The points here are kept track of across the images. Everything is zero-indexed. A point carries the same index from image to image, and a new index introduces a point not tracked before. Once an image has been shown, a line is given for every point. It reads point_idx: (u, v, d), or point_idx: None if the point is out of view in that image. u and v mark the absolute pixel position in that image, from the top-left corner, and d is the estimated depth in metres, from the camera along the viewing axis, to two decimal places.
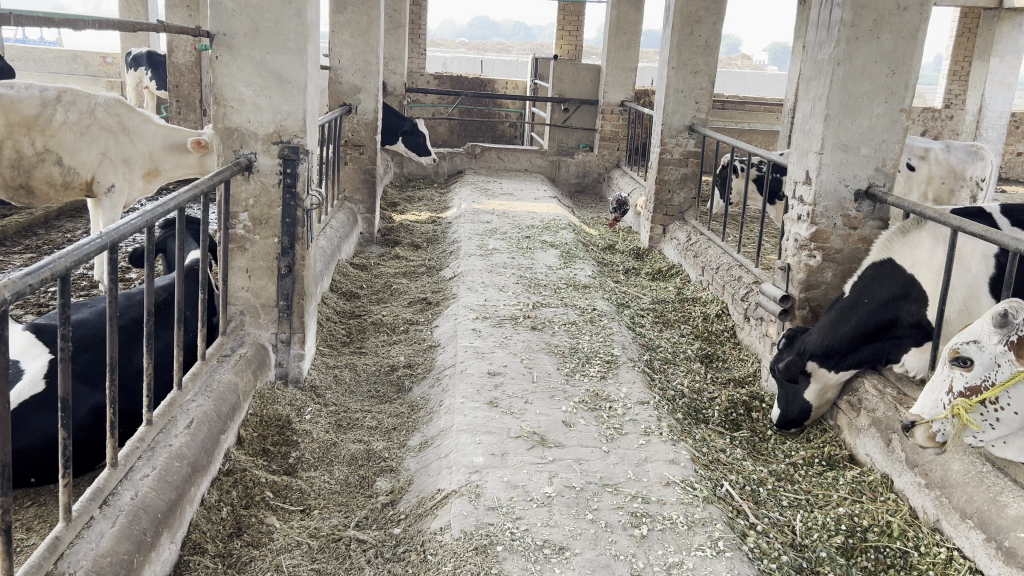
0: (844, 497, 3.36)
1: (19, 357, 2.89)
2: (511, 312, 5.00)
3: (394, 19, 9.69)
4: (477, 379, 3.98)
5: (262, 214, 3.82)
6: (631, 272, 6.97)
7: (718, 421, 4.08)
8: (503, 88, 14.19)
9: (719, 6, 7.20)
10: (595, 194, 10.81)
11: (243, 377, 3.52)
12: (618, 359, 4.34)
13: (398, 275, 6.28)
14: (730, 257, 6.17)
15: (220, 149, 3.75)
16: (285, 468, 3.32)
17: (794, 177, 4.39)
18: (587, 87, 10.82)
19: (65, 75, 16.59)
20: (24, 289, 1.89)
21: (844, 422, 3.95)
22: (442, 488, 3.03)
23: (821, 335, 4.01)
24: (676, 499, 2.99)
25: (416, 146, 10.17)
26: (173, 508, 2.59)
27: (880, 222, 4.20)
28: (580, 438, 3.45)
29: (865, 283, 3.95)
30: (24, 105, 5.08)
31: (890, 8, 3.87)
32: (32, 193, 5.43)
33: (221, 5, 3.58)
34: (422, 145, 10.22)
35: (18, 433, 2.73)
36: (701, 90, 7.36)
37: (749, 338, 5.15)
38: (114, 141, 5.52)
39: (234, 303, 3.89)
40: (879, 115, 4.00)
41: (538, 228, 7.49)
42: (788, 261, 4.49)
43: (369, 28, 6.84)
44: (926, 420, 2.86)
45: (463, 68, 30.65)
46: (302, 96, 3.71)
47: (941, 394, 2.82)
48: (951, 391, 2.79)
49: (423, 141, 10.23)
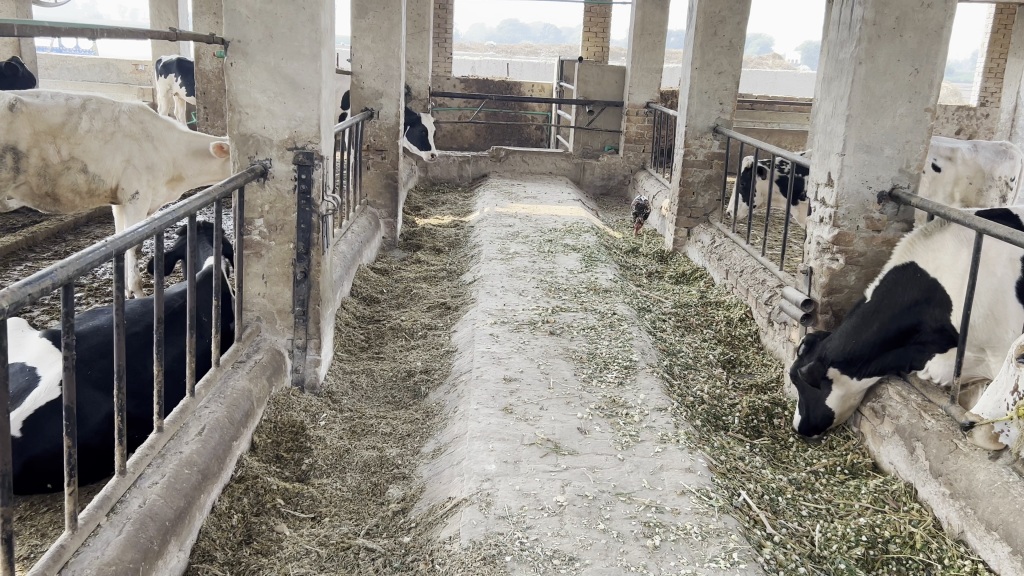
0: (865, 507, 3.28)
1: (37, 363, 2.94)
2: (529, 317, 4.97)
3: (419, 23, 9.71)
4: (492, 385, 3.95)
5: (278, 220, 3.82)
6: (654, 275, 6.90)
7: (738, 428, 4.00)
8: (529, 90, 14.16)
9: (743, 6, 7.11)
10: (620, 196, 10.74)
11: (257, 383, 3.52)
12: (636, 365, 4.28)
13: (418, 280, 6.27)
14: (754, 259, 6.08)
15: (236, 155, 3.76)
16: (298, 475, 3.31)
17: (815, 178, 4.30)
18: (611, 88, 10.75)
19: (97, 83, 16.92)
20: (24, 299, 1.89)
21: (868, 429, 3.85)
22: (452, 496, 3.00)
23: (841, 342, 3.92)
24: (691, 509, 2.94)
25: (418, 139, 10.41)
26: (181, 516, 2.59)
27: (905, 225, 4.10)
28: (595, 445, 3.41)
29: (887, 286, 3.87)
30: (49, 114, 5.11)
31: (913, 6, 3.79)
32: (58, 201, 5.48)
33: (235, 12, 3.58)
34: (424, 137, 10.43)
35: (33, 440, 2.75)
36: (726, 91, 7.27)
37: (773, 342, 5.06)
38: (138, 148, 5.59)
39: (250, 309, 3.90)
40: (903, 115, 3.91)
41: (560, 232, 7.44)
42: (811, 264, 4.39)
43: (390, 32, 6.87)
44: (987, 420, 2.85)
45: (491, 71, 30.62)
46: (316, 102, 3.71)
47: (1006, 394, 2.76)
48: (1015, 392, 2.73)
49: (425, 133, 10.45)
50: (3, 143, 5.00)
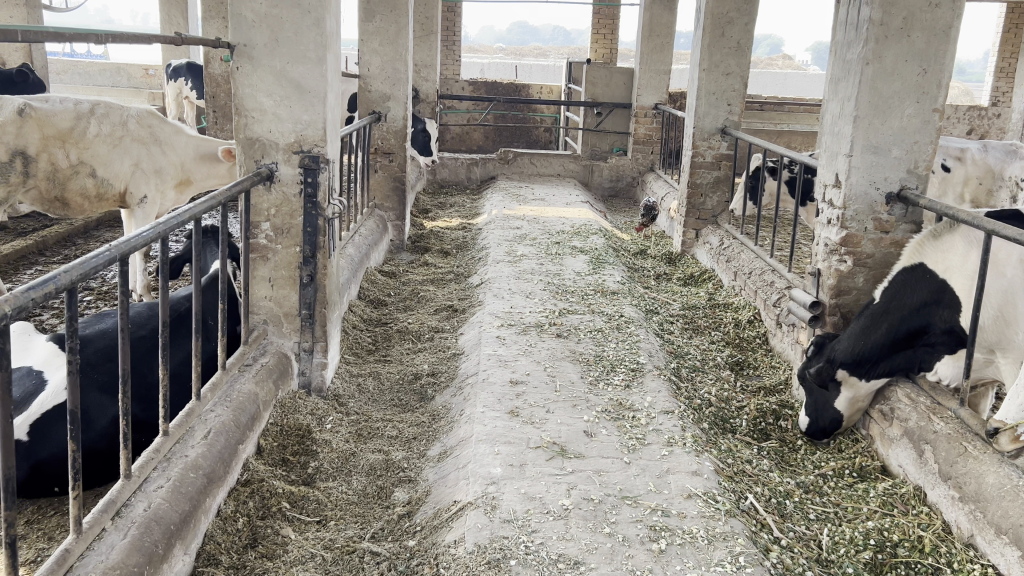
0: (874, 510, 3.26)
1: (44, 368, 2.95)
2: (536, 319, 4.96)
3: (426, 26, 9.73)
4: (499, 388, 3.94)
5: (284, 223, 3.82)
6: (662, 277, 6.87)
7: (746, 430, 3.98)
8: (537, 92, 14.16)
9: (751, 6, 7.09)
10: (629, 198, 10.71)
11: (264, 387, 3.52)
12: (643, 367, 4.26)
13: (426, 282, 6.27)
14: (762, 261, 6.06)
15: (242, 159, 3.77)
16: (304, 478, 3.31)
17: (823, 180, 4.28)
18: (620, 90, 10.74)
19: (109, 87, 17.06)
20: (27, 303, 1.89)
21: (876, 432, 3.83)
22: (458, 499, 3.00)
23: (850, 344, 3.90)
24: (697, 513, 2.92)
25: (421, 146, 9.94)
26: (186, 520, 2.59)
27: (913, 226, 4.07)
28: (601, 448, 3.40)
29: (896, 288, 3.84)
30: (58, 118, 5.17)
31: (921, 6, 3.76)
32: (67, 206, 5.51)
33: (241, 17, 3.59)
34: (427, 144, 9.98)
35: (40, 443, 2.75)
36: (734, 92, 7.24)
37: (782, 344, 5.04)
38: (146, 151, 5.58)
39: (256, 312, 3.90)
40: (910, 115, 3.89)
41: (568, 234, 7.42)
42: (819, 265, 4.37)
43: (398, 35, 6.88)
44: (1010, 424, 2.90)
45: (500, 73, 30.63)
46: (322, 105, 3.71)
47: None
48: None
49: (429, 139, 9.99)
50: (12, 147, 5.07)
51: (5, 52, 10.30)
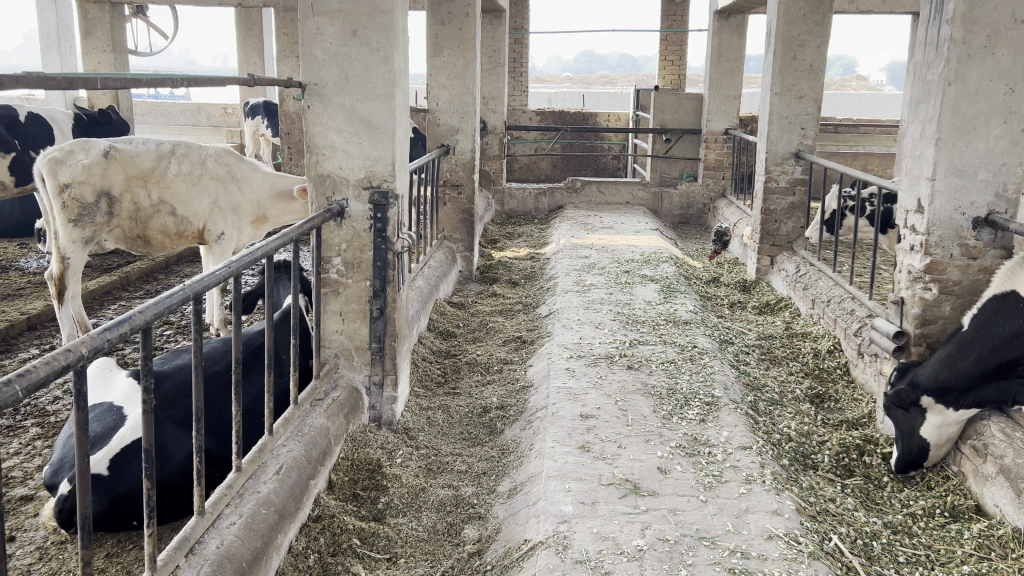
0: (969, 554, 3.08)
1: (124, 403, 3.02)
2: (606, 351, 4.88)
3: (494, 58, 9.80)
4: (569, 422, 3.89)
5: (354, 258, 3.85)
6: (736, 305, 6.70)
7: (829, 467, 3.81)
8: (605, 120, 14.11)
9: (823, 29, 6.93)
10: (700, 224, 10.55)
11: (335, 421, 3.53)
12: (719, 402, 4.13)
13: (495, 313, 6.27)
14: (842, 288, 5.87)
15: (315, 196, 3.83)
16: (374, 514, 3.31)
17: (904, 205, 4.11)
18: (688, 116, 10.59)
19: (189, 127, 17.79)
20: (103, 344, 1.93)
21: (969, 468, 3.62)
22: (529, 538, 2.95)
23: (937, 374, 3.74)
24: (779, 555, 2.79)
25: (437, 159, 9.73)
26: (258, 557, 2.60)
27: (1003, 251, 3.88)
28: (676, 486, 3.29)
29: (986, 318, 3.70)
30: (140, 159, 5.36)
31: (1005, 23, 3.63)
32: (148, 243, 5.70)
33: (312, 56, 3.67)
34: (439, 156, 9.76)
35: (120, 476, 2.78)
36: (807, 116, 7.07)
37: (864, 376, 4.86)
38: (224, 189, 5.70)
39: (329, 346, 3.93)
40: (997, 136, 3.73)
41: (638, 262, 7.32)
42: (902, 294, 4.17)
43: (465, 69, 6.99)
44: None
45: (565, 104, 30.69)
46: (391, 141, 3.74)
47: None
48: None
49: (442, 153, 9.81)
50: (98, 187, 5.26)
51: (94, 96, 10.81)
